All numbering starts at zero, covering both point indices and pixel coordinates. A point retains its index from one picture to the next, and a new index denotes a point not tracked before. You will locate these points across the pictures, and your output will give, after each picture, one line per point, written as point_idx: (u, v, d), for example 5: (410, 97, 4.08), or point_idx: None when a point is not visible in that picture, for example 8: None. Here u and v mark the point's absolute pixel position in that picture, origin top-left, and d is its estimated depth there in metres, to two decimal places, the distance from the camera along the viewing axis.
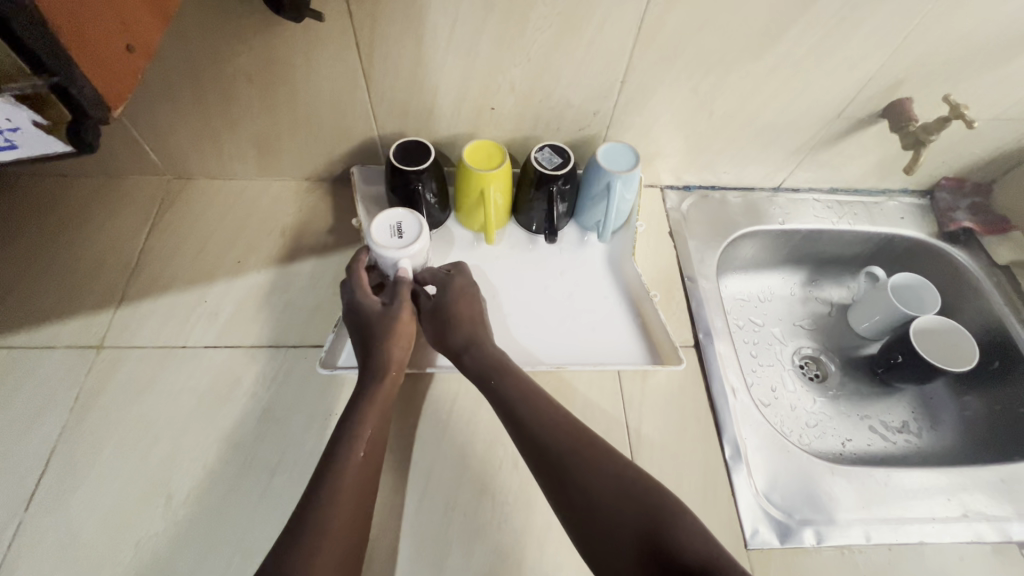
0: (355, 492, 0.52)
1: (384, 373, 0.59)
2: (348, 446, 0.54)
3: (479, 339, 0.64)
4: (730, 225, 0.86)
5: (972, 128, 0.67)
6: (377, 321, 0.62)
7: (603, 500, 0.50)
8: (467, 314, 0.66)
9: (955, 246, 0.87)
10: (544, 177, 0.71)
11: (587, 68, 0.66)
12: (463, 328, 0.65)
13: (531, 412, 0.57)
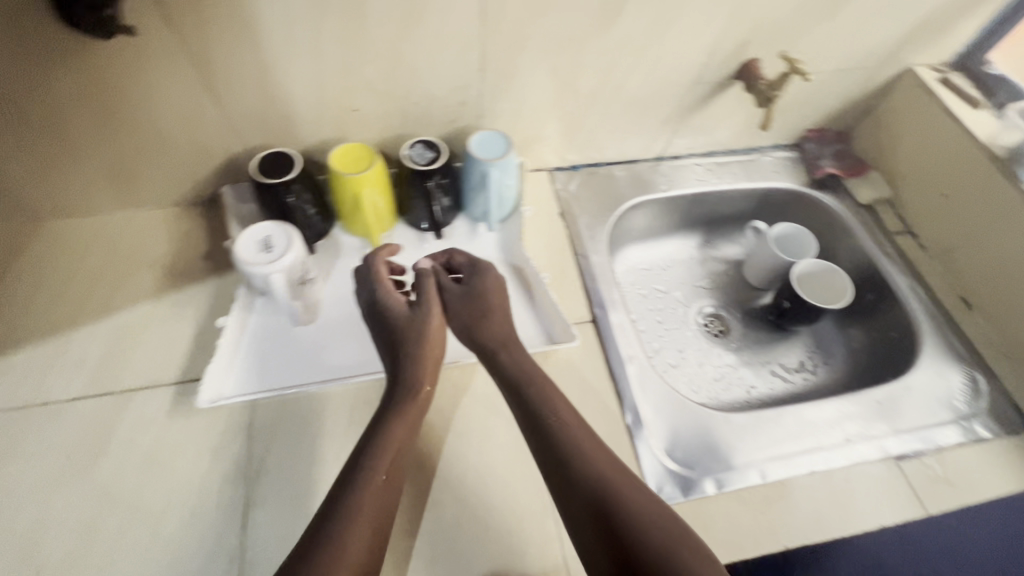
0: (374, 511, 0.50)
1: (419, 386, 0.59)
2: (372, 471, 0.52)
3: (510, 341, 0.63)
4: (618, 199, 0.88)
5: (809, 81, 0.70)
6: (404, 327, 0.61)
7: (583, 485, 0.51)
8: (500, 306, 0.65)
9: (824, 192, 0.93)
10: (416, 172, 0.71)
11: (441, 58, 0.66)
12: (502, 323, 0.64)
13: (566, 413, 0.56)
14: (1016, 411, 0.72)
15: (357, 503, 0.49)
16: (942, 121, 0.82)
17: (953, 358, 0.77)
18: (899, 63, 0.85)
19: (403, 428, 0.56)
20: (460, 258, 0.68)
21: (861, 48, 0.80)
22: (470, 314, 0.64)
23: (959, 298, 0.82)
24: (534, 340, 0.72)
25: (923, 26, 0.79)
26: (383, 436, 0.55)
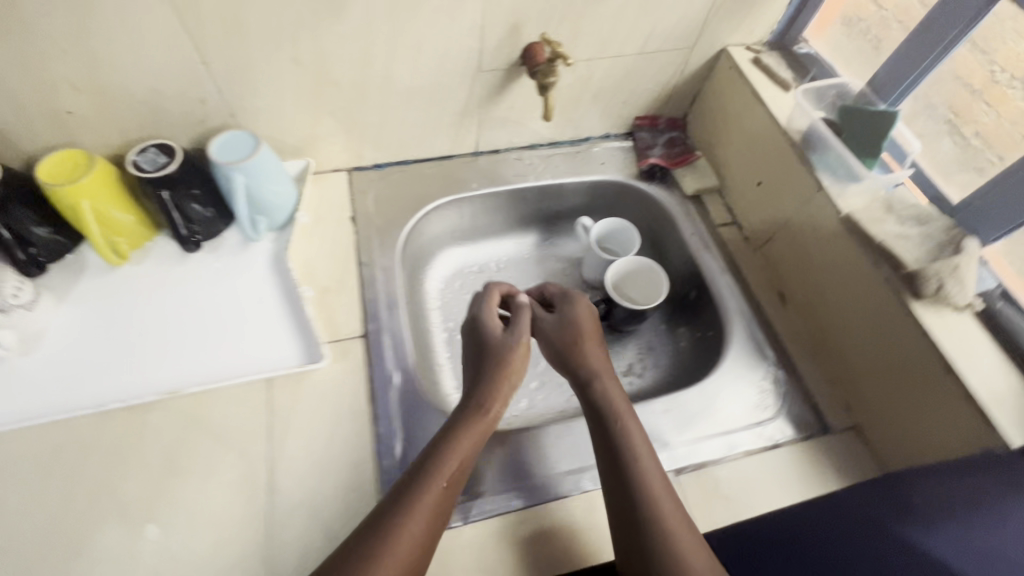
0: (431, 515, 0.51)
1: (484, 405, 0.59)
2: (430, 480, 0.53)
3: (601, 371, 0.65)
4: (424, 200, 0.82)
5: (571, 63, 0.66)
6: (501, 345, 0.64)
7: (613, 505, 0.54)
8: (591, 333, 0.68)
9: (652, 183, 0.87)
10: (144, 181, 0.63)
11: (148, 52, 0.58)
12: (594, 352, 0.66)
13: (639, 439, 0.58)
14: (815, 412, 0.69)
15: (413, 519, 0.50)
16: (751, 103, 0.77)
17: (757, 349, 0.72)
18: (713, 43, 0.79)
19: (471, 439, 0.57)
20: (553, 289, 0.73)
21: (661, 28, 0.74)
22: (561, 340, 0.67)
23: (774, 292, 0.77)
24: (289, 361, 0.65)
25: (724, 2, 0.73)
26: (450, 451, 0.55)
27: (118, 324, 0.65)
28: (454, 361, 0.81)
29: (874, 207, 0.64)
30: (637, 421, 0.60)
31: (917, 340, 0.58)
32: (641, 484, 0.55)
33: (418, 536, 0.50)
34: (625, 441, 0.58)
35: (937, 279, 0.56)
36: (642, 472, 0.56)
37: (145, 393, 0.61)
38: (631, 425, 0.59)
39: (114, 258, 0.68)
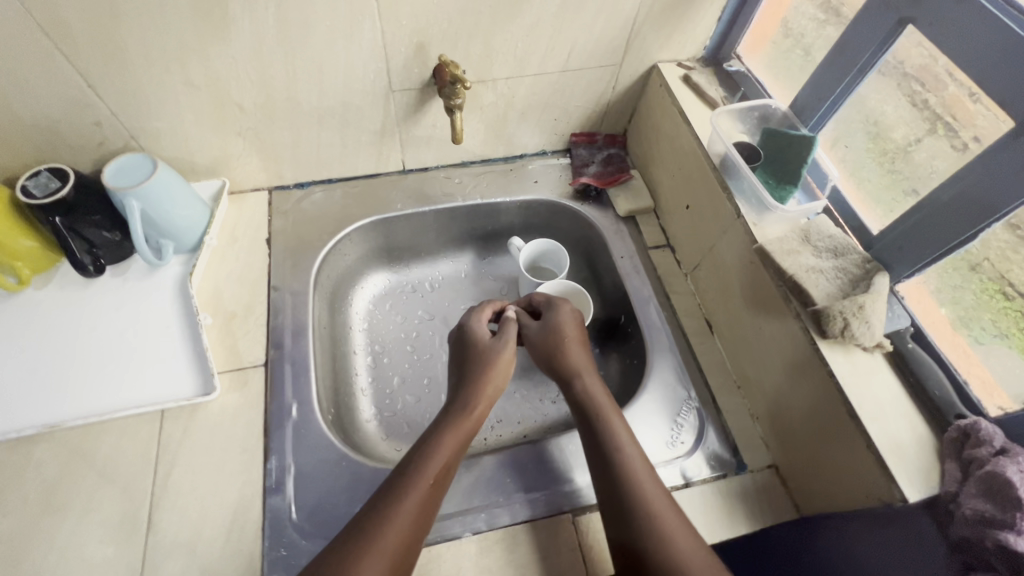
0: (411, 513, 0.50)
1: (465, 413, 0.60)
2: (419, 477, 0.53)
3: (583, 370, 0.64)
4: (345, 220, 0.80)
5: (469, 88, 0.63)
6: (483, 356, 0.66)
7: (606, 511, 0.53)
8: (574, 335, 0.67)
9: (585, 203, 0.84)
10: (34, 206, 0.61)
11: (27, 77, 0.56)
12: (579, 352, 0.66)
13: (626, 436, 0.57)
14: (732, 450, 0.65)
15: (393, 519, 0.49)
16: (677, 123, 0.74)
17: (678, 381, 0.69)
18: (643, 59, 0.76)
19: (450, 441, 0.57)
20: (539, 297, 0.72)
21: (582, 44, 0.71)
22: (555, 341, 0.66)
23: (702, 320, 0.74)
24: (182, 392, 0.63)
25: (648, 18, 0.70)
26: (425, 457, 0.55)
27: (11, 351, 0.64)
28: (375, 387, 0.79)
29: (790, 238, 0.61)
30: (623, 419, 0.59)
31: (824, 381, 0.54)
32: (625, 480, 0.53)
33: (402, 531, 0.49)
34: (611, 438, 0.56)
35: (842, 318, 0.52)
36: (631, 466, 0.54)
37: (28, 426, 0.59)
38: (617, 425, 0.58)
39: (12, 284, 0.67)
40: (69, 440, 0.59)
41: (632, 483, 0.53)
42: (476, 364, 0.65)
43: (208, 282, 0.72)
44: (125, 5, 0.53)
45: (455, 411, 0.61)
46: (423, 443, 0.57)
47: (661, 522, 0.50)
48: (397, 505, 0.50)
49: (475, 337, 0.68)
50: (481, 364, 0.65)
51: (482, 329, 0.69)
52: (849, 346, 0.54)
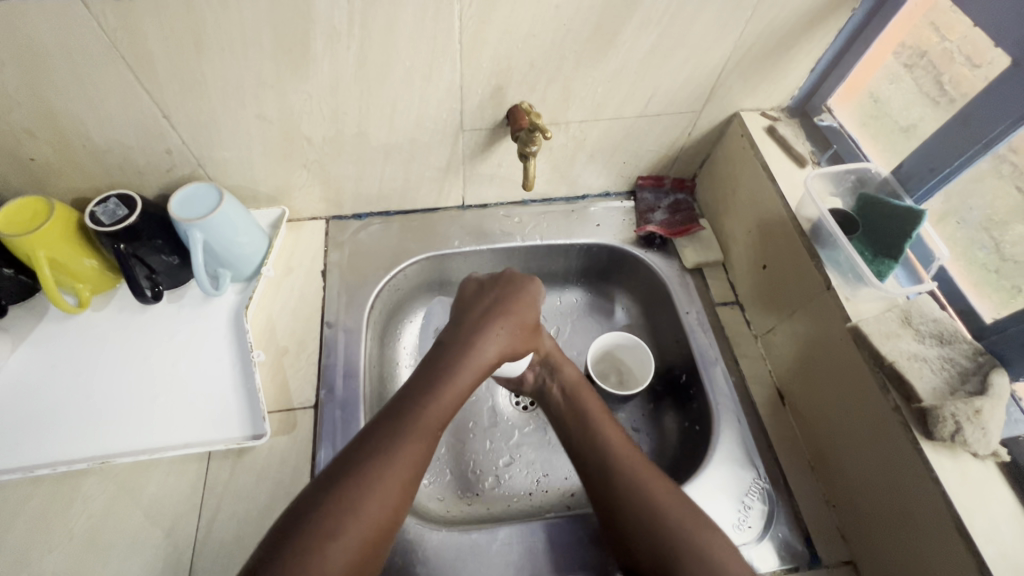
0: (415, 461, 0.51)
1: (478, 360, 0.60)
2: (419, 421, 0.53)
3: (559, 360, 0.69)
4: (401, 254, 0.78)
5: (550, 137, 0.59)
6: (510, 313, 0.64)
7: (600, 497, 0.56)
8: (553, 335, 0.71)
9: (649, 251, 0.80)
10: (101, 233, 0.60)
11: (106, 105, 0.56)
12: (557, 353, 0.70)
13: (612, 432, 0.61)
14: (805, 539, 0.59)
15: (395, 464, 0.50)
16: (761, 180, 0.69)
17: (747, 457, 0.64)
18: (725, 106, 0.72)
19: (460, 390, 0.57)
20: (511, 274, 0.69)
21: (666, 90, 0.67)
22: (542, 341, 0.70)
23: (774, 390, 0.69)
24: (231, 436, 0.61)
25: (737, 66, 0.66)
26: (421, 413, 0.54)
27: (69, 376, 0.63)
28: None
29: (889, 319, 0.55)
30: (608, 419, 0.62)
31: (928, 488, 0.48)
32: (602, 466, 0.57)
33: (403, 479, 0.50)
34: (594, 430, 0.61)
35: (954, 422, 0.48)
36: (619, 452, 0.58)
37: (86, 459, 0.59)
38: (597, 418, 0.62)
39: (71, 306, 0.66)
40: (119, 475, 0.59)
41: (609, 466, 0.57)
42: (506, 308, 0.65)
43: (262, 314, 0.70)
44: (209, 39, 0.52)
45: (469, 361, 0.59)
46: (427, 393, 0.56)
47: (653, 497, 0.53)
48: (398, 453, 0.51)
49: (510, 298, 0.66)
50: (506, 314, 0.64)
51: (536, 291, 0.67)
52: (956, 448, 0.49)
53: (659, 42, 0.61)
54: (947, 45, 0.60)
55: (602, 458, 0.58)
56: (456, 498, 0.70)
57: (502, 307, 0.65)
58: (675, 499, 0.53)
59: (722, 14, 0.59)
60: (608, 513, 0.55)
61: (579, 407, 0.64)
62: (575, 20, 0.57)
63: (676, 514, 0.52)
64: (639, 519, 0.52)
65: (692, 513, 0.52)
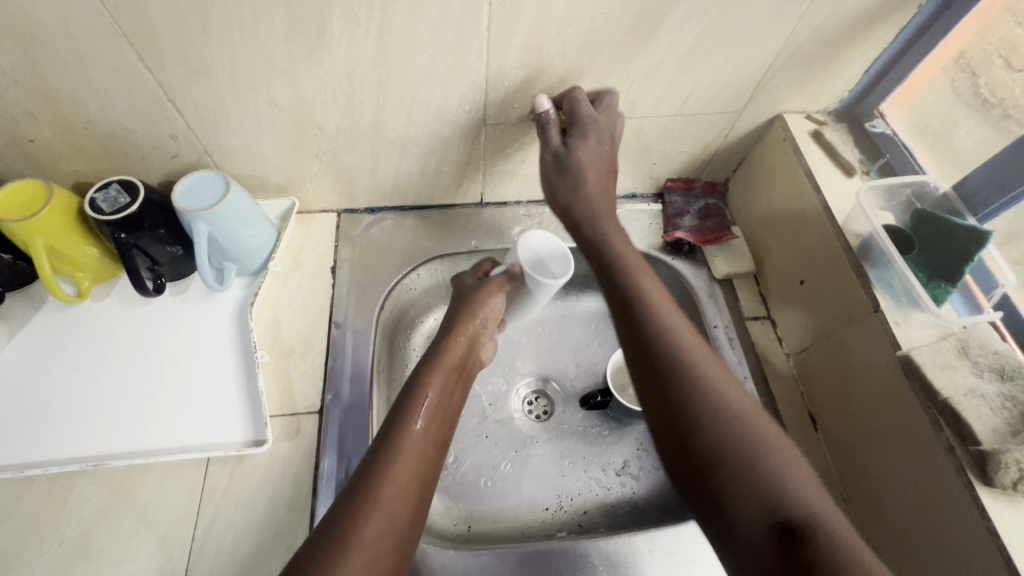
0: (413, 458, 0.50)
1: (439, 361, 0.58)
2: (409, 422, 0.52)
3: (605, 219, 0.62)
4: (415, 253, 0.74)
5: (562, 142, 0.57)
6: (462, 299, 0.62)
7: (684, 420, 0.48)
8: (597, 172, 0.61)
9: (677, 258, 0.75)
10: (101, 221, 0.56)
11: (107, 86, 0.52)
12: (602, 200, 0.62)
13: (648, 280, 0.58)
14: None
15: (393, 468, 0.48)
16: (805, 189, 0.65)
17: None
18: (767, 108, 0.67)
19: (436, 389, 0.55)
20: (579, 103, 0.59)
21: (705, 88, 0.62)
22: (574, 172, 0.61)
23: (806, 414, 0.64)
24: (231, 441, 0.58)
25: (785, 65, 0.61)
26: (405, 423, 0.52)
27: (66, 370, 0.61)
28: None
29: (944, 349, 0.51)
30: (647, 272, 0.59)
31: (982, 538, 0.44)
32: (677, 373, 0.50)
33: (405, 483, 0.48)
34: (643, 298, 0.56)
35: (1019, 469, 0.43)
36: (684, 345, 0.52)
37: (80, 459, 0.56)
38: (645, 283, 0.57)
39: (70, 296, 0.63)
40: (114, 477, 0.56)
41: (673, 364, 0.51)
42: (463, 308, 0.60)
43: (268, 311, 0.67)
44: (217, 18, 0.48)
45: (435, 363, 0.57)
46: (405, 402, 0.54)
47: (725, 395, 0.49)
48: (393, 462, 0.48)
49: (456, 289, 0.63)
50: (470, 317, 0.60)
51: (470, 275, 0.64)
52: (1016, 497, 0.45)
53: (703, 36, 0.56)
54: (985, 47, 0.61)
55: (670, 358, 0.51)
56: (462, 512, 0.67)
57: (454, 310, 0.61)
58: (745, 401, 0.49)
59: (775, 7, 0.54)
60: (679, 429, 0.48)
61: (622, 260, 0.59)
62: (613, 9, 0.52)
63: (751, 412, 0.48)
64: (709, 427, 0.47)
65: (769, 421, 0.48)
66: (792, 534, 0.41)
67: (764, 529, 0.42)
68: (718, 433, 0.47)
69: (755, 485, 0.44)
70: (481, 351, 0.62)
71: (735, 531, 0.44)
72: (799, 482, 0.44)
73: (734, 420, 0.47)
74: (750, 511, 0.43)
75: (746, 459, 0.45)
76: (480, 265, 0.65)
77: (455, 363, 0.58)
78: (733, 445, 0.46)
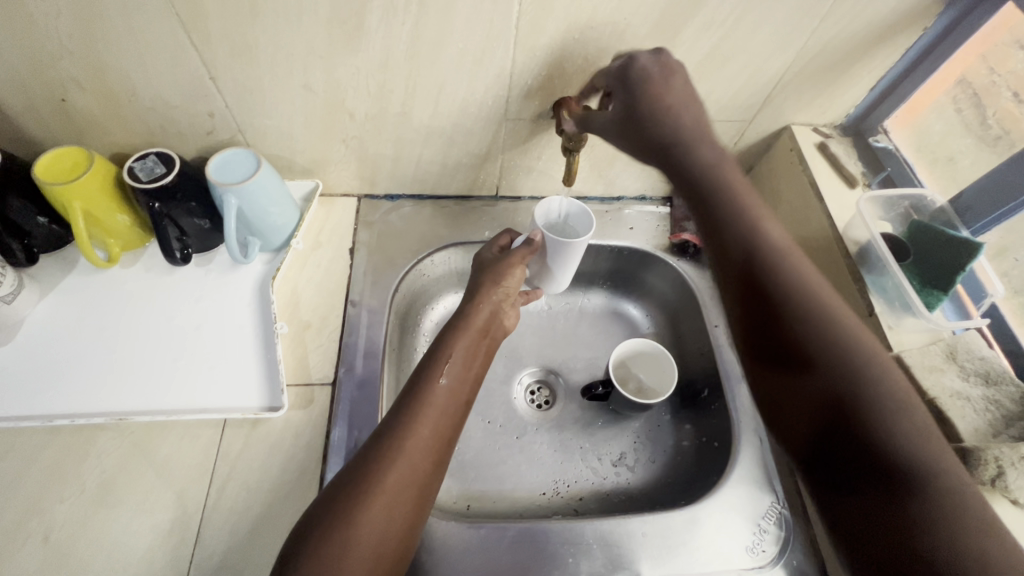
0: (439, 413, 0.52)
1: (467, 323, 0.61)
2: (430, 382, 0.54)
3: (679, 141, 0.56)
4: (431, 240, 0.77)
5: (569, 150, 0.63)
6: (491, 265, 0.65)
7: (824, 378, 0.49)
8: (664, 90, 0.55)
9: (682, 258, 0.79)
10: (137, 189, 0.59)
11: (154, 61, 0.55)
12: (672, 110, 0.56)
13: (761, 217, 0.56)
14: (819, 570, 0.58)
15: (419, 420, 0.51)
16: (809, 199, 0.68)
17: (765, 480, 0.63)
18: (776, 119, 0.70)
19: (461, 350, 0.58)
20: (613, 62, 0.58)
21: (718, 97, 0.66)
22: (652, 95, 0.55)
23: None
24: (249, 406, 0.61)
25: (795, 79, 0.64)
26: (431, 380, 0.54)
27: (92, 331, 0.64)
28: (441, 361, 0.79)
29: (933, 353, 0.54)
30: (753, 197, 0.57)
31: None
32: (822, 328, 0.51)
33: (427, 435, 0.50)
34: (764, 237, 0.55)
35: (996, 465, 0.46)
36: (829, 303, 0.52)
37: (103, 415, 0.59)
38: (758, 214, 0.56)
39: (101, 261, 0.65)
40: (135, 433, 0.59)
41: (808, 313, 0.51)
42: (487, 276, 0.64)
43: (289, 286, 0.70)
44: (265, 3, 0.51)
45: (461, 327, 0.60)
46: (432, 361, 0.57)
47: (851, 341, 0.49)
48: (417, 415, 0.51)
49: (478, 257, 0.67)
50: (500, 277, 0.63)
51: (491, 248, 0.68)
52: (995, 493, 0.47)
53: (719, 46, 0.59)
54: (993, 79, 0.64)
55: (793, 305, 0.52)
56: (463, 491, 0.69)
57: (480, 277, 0.64)
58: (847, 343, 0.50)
59: (788, 21, 0.57)
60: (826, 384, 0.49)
61: (742, 213, 0.56)
62: (636, 15, 0.55)
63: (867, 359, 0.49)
64: (833, 376, 0.49)
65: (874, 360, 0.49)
66: (900, 490, 0.43)
67: (871, 477, 0.45)
68: (862, 389, 0.47)
69: (823, 418, 0.49)
70: (505, 317, 0.64)
71: (818, 471, 0.50)
72: (913, 437, 0.45)
73: (849, 372, 0.48)
74: (895, 472, 0.44)
75: (852, 400, 0.47)
76: (497, 240, 0.69)
77: (481, 327, 0.61)
78: (851, 390, 0.48)
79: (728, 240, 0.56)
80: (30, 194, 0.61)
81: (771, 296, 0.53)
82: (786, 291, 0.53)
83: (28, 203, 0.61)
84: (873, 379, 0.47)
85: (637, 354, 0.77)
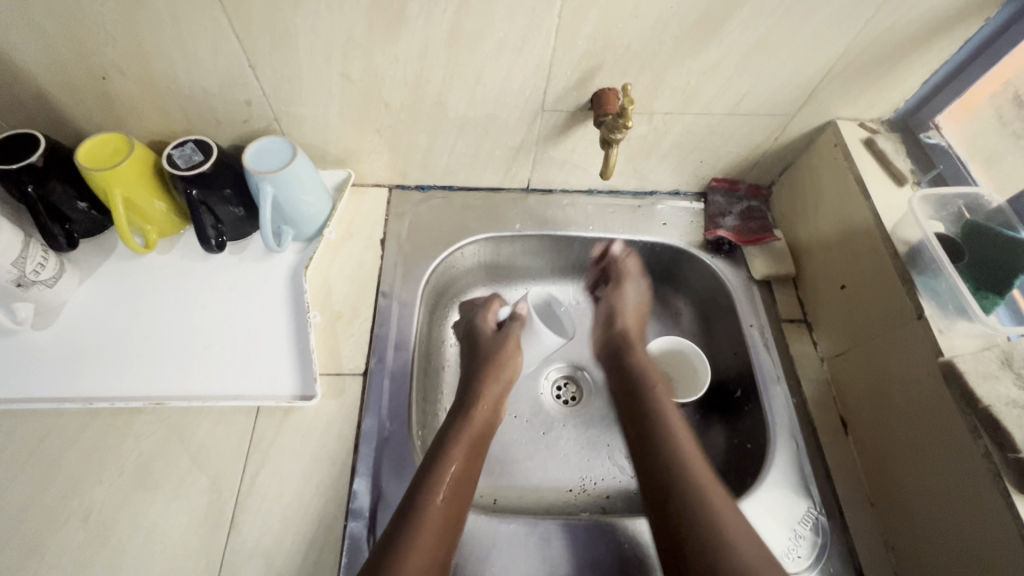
0: (449, 493, 0.54)
1: (472, 412, 0.63)
2: (448, 457, 0.57)
3: (635, 344, 0.71)
4: (461, 232, 0.76)
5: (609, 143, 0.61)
6: (487, 352, 0.68)
7: (682, 525, 0.51)
8: (637, 326, 0.74)
9: (716, 257, 0.77)
10: (176, 176, 0.60)
11: (195, 49, 0.55)
12: (635, 334, 0.73)
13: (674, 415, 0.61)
14: None
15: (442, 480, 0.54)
16: (853, 196, 0.65)
17: (802, 483, 0.61)
18: (819, 113, 0.68)
19: (460, 448, 0.58)
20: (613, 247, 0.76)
21: (761, 90, 0.64)
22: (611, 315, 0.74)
23: (836, 418, 0.66)
24: (281, 393, 0.61)
25: (843, 71, 0.62)
26: (441, 471, 0.55)
27: (130, 315, 0.65)
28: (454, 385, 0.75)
29: (988, 359, 0.52)
30: (671, 399, 0.64)
31: (1014, 545, 0.45)
32: (679, 467, 0.55)
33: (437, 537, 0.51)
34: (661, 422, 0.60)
35: None
36: (693, 467, 0.55)
37: (140, 399, 0.60)
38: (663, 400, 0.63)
39: (139, 246, 0.66)
40: (171, 417, 0.59)
41: (680, 481, 0.54)
42: (486, 374, 0.66)
43: (320, 275, 0.70)
44: None
45: (462, 417, 0.62)
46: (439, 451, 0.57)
47: (717, 511, 0.51)
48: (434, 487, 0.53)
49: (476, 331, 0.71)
50: (501, 366, 0.67)
51: (486, 325, 0.72)
52: None
53: (766, 37, 0.57)
54: None
55: (670, 464, 0.56)
56: (490, 485, 0.69)
57: (475, 369, 0.67)
58: (733, 518, 0.51)
59: (842, 11, 0.54)
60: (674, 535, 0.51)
61: (648, 384, 0.65)
62: (683, 3, 0.53)
63: (738, 529, 0.50)
64: (689, 514, 0.52)
65: (750, 534, 0.50)
66: None
67: None
68: (697, 514, 0.51)
69: (671, 546, 0.51)
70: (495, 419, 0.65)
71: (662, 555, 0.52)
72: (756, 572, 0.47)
73: (701, 510, 0.51)
74: None
75: (709, 539, 0.50)
76: (487, 315, 0.72)
77: (478, 431, 0.61)
78: (710, 539, 0.50)
79: (640, 413, 0.62)
80: (71, 180, 0.61)
81: (653, 473, 0.56)
82: (670, 461, 0.56)
83: (71, 188, 0.62)
84: (748, 560, 0.48)
85: (666, 350, 0.76)
